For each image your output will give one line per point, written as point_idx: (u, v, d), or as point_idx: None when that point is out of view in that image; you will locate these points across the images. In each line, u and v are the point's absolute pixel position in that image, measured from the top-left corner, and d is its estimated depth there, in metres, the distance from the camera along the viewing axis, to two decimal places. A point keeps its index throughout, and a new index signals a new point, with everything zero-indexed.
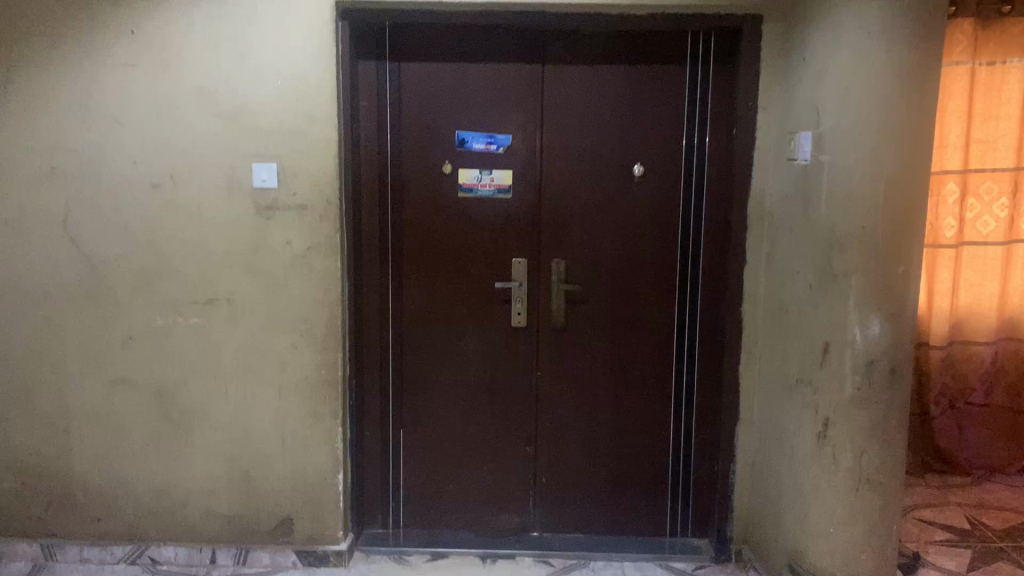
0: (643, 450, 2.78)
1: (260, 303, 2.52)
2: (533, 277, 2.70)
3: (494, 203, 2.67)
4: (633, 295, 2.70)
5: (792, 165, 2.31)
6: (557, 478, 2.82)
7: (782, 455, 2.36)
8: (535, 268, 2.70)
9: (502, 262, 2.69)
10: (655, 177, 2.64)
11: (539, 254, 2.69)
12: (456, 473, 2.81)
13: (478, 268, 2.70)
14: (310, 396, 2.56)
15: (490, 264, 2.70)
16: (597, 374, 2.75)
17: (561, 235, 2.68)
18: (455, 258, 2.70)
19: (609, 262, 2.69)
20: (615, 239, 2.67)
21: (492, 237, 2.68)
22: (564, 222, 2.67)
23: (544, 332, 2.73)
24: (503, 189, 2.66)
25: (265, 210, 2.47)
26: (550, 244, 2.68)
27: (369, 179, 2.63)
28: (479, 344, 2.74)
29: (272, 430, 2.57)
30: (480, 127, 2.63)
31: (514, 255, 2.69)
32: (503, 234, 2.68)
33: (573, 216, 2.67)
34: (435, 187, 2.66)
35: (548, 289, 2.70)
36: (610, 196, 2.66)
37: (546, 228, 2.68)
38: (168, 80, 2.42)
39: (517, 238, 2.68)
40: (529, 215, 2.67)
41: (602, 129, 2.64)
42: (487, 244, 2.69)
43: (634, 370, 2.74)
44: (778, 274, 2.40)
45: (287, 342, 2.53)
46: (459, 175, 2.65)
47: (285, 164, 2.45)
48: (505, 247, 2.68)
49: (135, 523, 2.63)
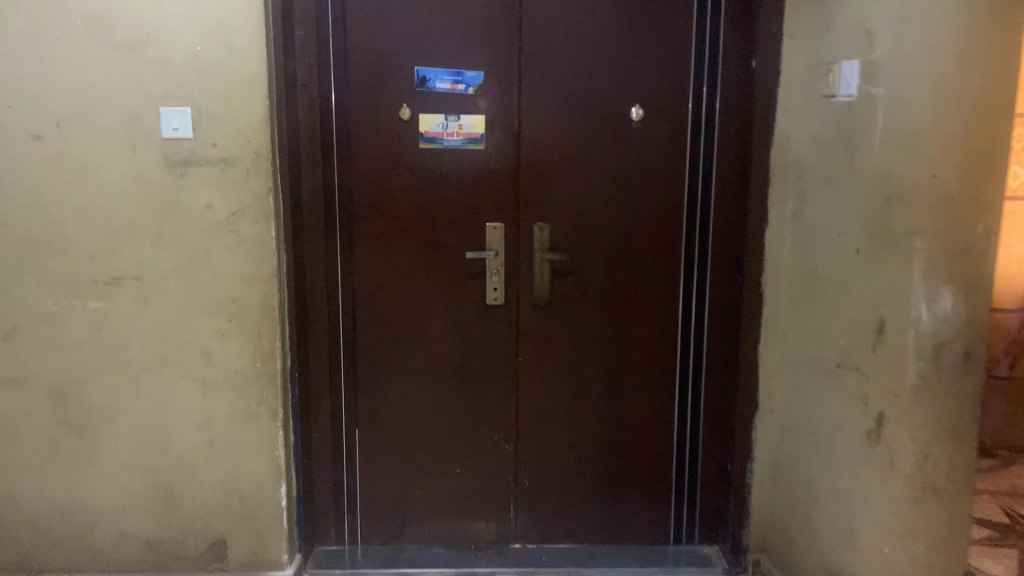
0: (643, 445, 2.38)
1: (177, 282, 2.04)
2: (511, 244, 2.26)
3: (464, 155, 2.22)
4: (630, 265, 2.28)
5: (830, 103, 1.89)
6: (541, 481, 2.40)
7: (818, 454, 1.97)
8: (513, 234, 2.25)
9: (473, 226, 2.25)
10: (657, 123, 2.22)
11: (518, 217, 2.25)
12: (423, 479, 2.37)
13: (446, 235, 2.25)
14: (242, 394, 2.09)
15: (460, 230, 2.25)
16: (588, 359, 2.33)
17: (543, 194, 2.24)
18: (418, 223, 2.24)
19: (601, 226, 2.26)
20: (608, 199, 2.25)
21: (461, 197, 2.23)
22: (547, 178, 2.23)
23: (525, 310, 2.30)
24: (473, 139, 2.21)
25: (178, 165, 1.99)
26: (530, 204, 2.24)
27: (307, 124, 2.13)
28: (446, 326, 2.30)
29: (197, 436, 2.11)
30: (445, 62, 2.17)
31: (488, 219, 2.25)
32: (473, 194, 2.23)
33: (557, 171, 2.23)
34: (391, 137, 2.20)
35: (529, 260, 2.27)
36: (602, 147, 2.22)
37: (525, 186, 2.23)
38: (50, 2, 1.91)
39: (490, 198, 2.24)
40: (505, 171, 2.22)
41: (592, 65, 2.19)
42: (456, 206, 2.24)
43: (632, 353, 2.33)
44: (810, 236, 2.00)
45: (212, 328, 2.06)
46: (420, 121, 2.19)
47: (201, 108, 1.97)
48: (477, 209, 2.24)
49: (32, 551, 2.16)
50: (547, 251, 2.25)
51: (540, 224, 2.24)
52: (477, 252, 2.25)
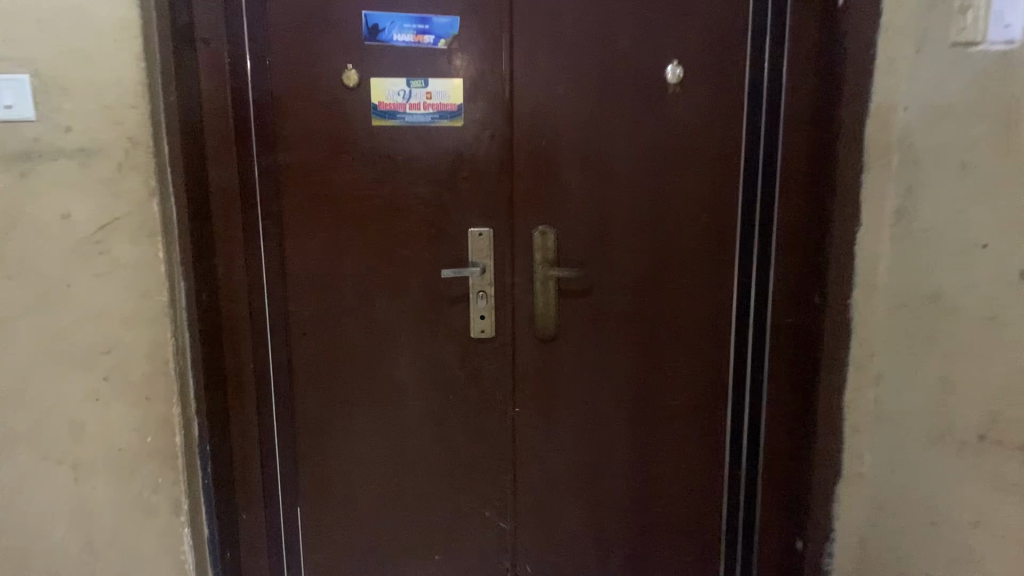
0: (680, 514, 1.82)
1: (23, 327, 1.40)
2: (502, 258, 1.67)
3: (436, 135, 1.61)
4: (662, 282, 1.70)
5: (966, 56, 1.30)
6: (547, 565, 1.82)
7: (943, 556, 1.40)
8: (505, 244, 1.66)
9: (450, 234, 1.65)
10: (697, 87, 1.63)
11: (511, 221, 1.66)
12: (390, 568, 1.79)
13: (413, 246, 1.66)
14: (129, 480, 1.50)
15: (432, 239, 1.65)
16: (605, 406, 1.76)
17: (542, 188, 1.64)
18: (375, 232, 1.65)
19: (622, 231, 1.67)
20: (631, 193, 1.66)
21: (434, 195, 1.63)
22: (549, 167, 1.64)
23: (522, 345, 1.71)
24: (447, 112, 1.60)
25: (16, 158, 1.34)
26: (526, 203, 1.65)
27: (212, 95, 1.51)
28: (417, 367, 1.71)
29: (68, 540, 1.49)
30: (405, 5, 1.55)
31: (470, 222, 1.65)
32: (449, 191, 1.63)
33: (562, 157, 1.63)
34: (333, 113, 1.59)
35: (525, 277, 1.68)
36: (623, 121, 1.63)
37: (519, 178, 1.64)
38: None
39: (473, 195, 1.64)
40: (493, 159, 1.62)
41: (612, 7, 1.58)
42: (425, 208, 1.64)
43: (665, 398, 1.76)
44: (929, 247, 1.41)
45: (81, 390, 1.45)
46: (372, 89, 1.58)
47: (47, 73, 1.33)
48: (455, 212, 1.64)
49: None
50: (549, 265, 1.66)
51: (540, 229, 1.65)
52: (456, 268, 1.64)
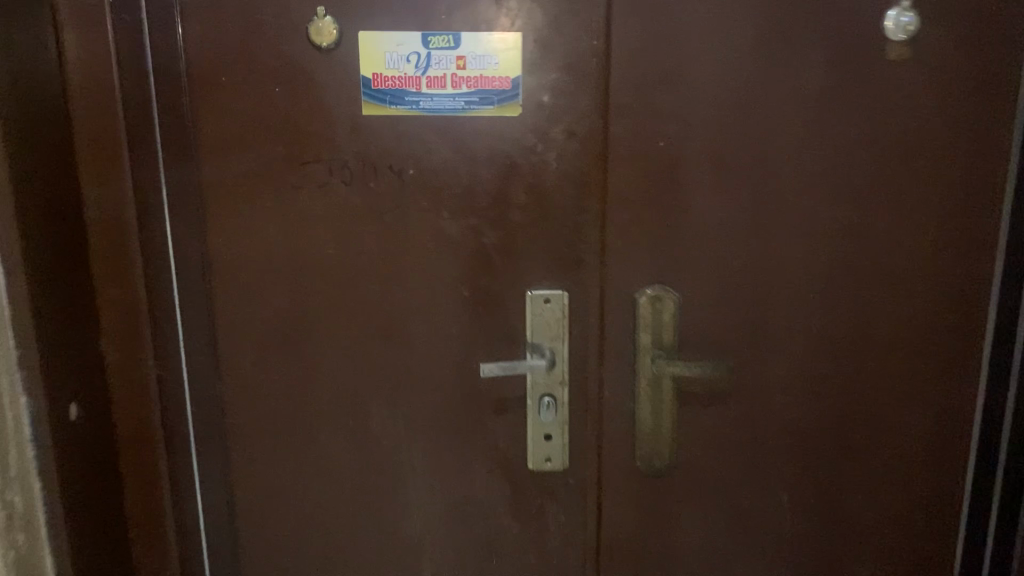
0: None
1: None
2: (581, 340, 0.99)
3: (471, 135, 0.92)
4: (854, 382, 1.01)
5: None
6: None
7: None
8: (587, 319, 0.98)
9: (494, 303, 0.98)
10: (939, 48, 0.92)
11: (600, 280, 0.97)
12: None
13: (433, 322, 0.98)
14: None
15: (464, 308, 0.98)
16: (743, 574, 1.08)
17: (655, 225, 0.95)
18: (369, 299, 0.97)
19: (789, 297, 0.98)
20: (807, 233, 0.96)
21: (471, 237, 0.96)
22: (669, 191, 0.94)
23: (612, 481, 1.03)
24: (494, 92, 0.91)
25: None
26: (626, 249, 0.96)
27: (77, 50, 0.83)
28: (441, 513, 1.04)
29: None
30: None
31: (533, 280, 0.97)
32: (495, 228, 0.96)
33: (691, 173, 0.94)
34: (294, 95, 0.91)
35: (622, 374, 0.99)
36: (805, 107, 0.93)
37: (615, 208, 0.95)
38: None
39: (534, 237, 0.96)
40: (571, 175, 0.94)
41: None
42: (452, 258, 0.97)
43: (847, 563, 1.07)
44: None
45: None
46: (361, 53, 0.90)
47: None
48: (503, 264, 0.97)
49: None
50: (663, 357, 0.97)
51: (648, 294, 0.96)
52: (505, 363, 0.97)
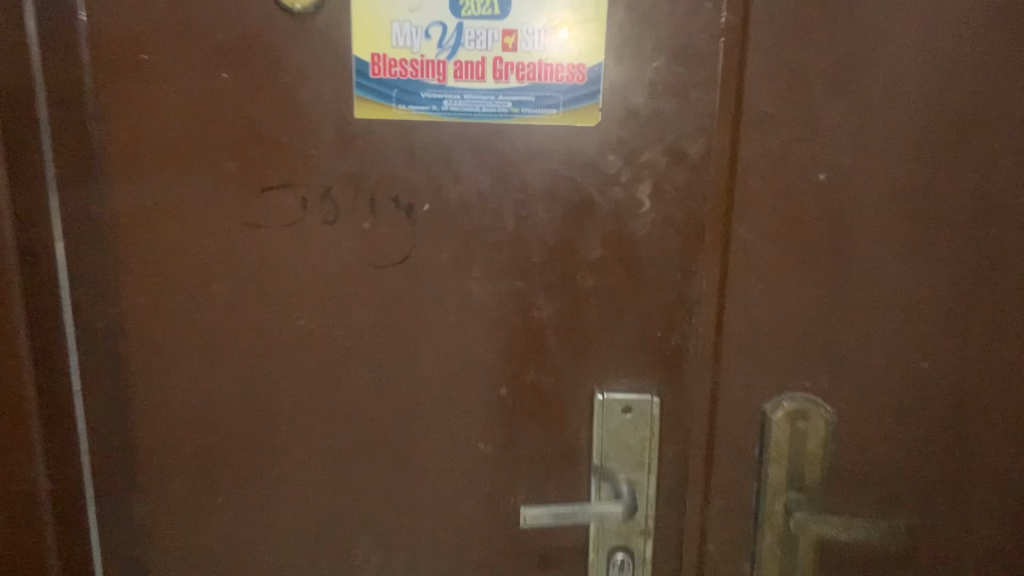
0: None
1: None
2: (675, 462, 0.65)
3: (519, 153, 0.60)
4: None
5: None
6: None
7: None
8: (686, 432, 0.65)
9: (546, 405, 0.65)
10: None
11: (709, 379, 0.63)
12: None
13: (455, 431, 0.65)
14: None
15: (501, 412, 0.65)
16: None
17: (800, 301, 0.61)
18: (358, 395, 0.64)
19: (997, 421, 0.63)
20: None
21: (515, 307, 0.63)
22: (828, 248, 0.60)
23: None
24: (559, 90, 0.58)
25: None
26: (754, 338, 0.62)
27: None
28: None
29: None
30: None
31: (607, 375, 0.64)
32: (552, 295, 0.63)
33: (864, 222, 0.60)
34: (251, 83, 0.58)
35: (735, 520, 0.66)
36: None
37: (740, 274, 0.61)
38: None
39: (610, 310, 0.63)
40: (671, 217, 0.61)
41: None
42: (485, 337, 0.64)
43: None
44: None
45: None
46: (354, 20, 0.57)
47: None
48: (561, 348, 0.64)
49: None
50: (802, 516, 0.63)
51: (788, 410, 0.63)
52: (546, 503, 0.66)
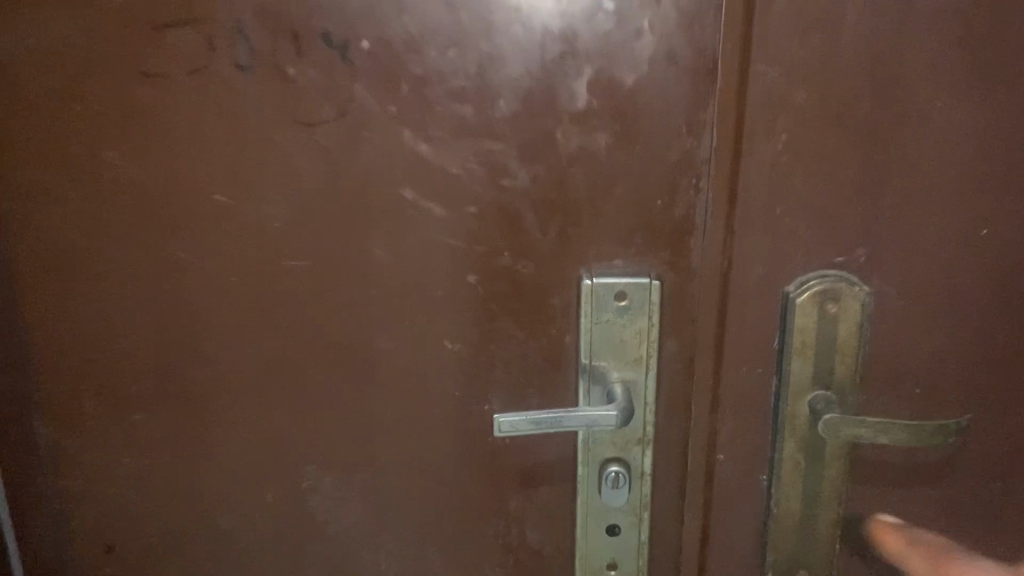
0: None
1: None
2: (680, 361, 0.54)
3: None
4: None
5: None
6: None
7: None
8: (693, 325, 0.54)
9: (524, 296, 0.53)
10: None
11: (721, 258, 0.52)
12: None
13: (415, 329, 0.54)
14: None
15: (468, 307, 0.54)
16: None
17: (830, 163, 0.50)
18: (294, 286, 0.53)
19: None
20: None
21: (483, 176, 0.51)
22: (869, 88, 0.48)
23: None
24: None
25: None
26: (774, 209, 0.51)
27: None
28: None
29: None
30: None
31: (596, 262, 0.52)
32: (527, 160, 0.50)
33: (917, 54, 0.47)
34: None
35: (747, 429, 0.55)
36: None
37: (759, 132, 0.49)
38: None
39: (601, 177, 0.51)
40: (676, 55, 0.48)
41: None
42: (446, 213, 0.51)
43: None
44: None
45: None
46: None
47: None
48: (539, 230, 0.52)
49: None
50: (838, 418, 0.52)
51: (815, 294, 0.52)
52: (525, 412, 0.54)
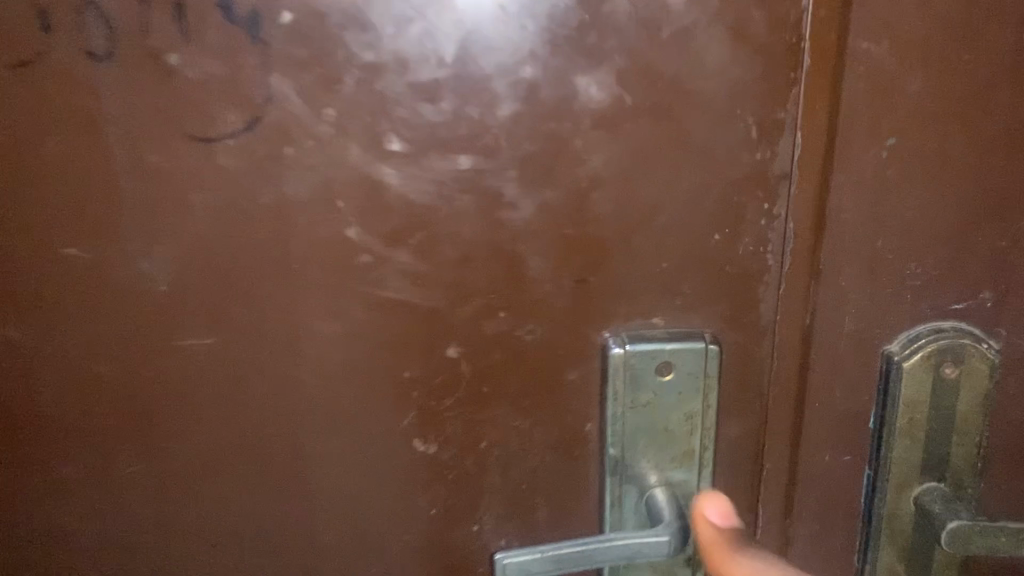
0: None
1: None
2: (741, 450, 0.40)
3: None
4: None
5: None
6: None
7: None
8: (758, 400, 0.39)
9: (528, 373, 0.38)
10: None
11: (799, 308, 0.37)
12: None
13: (373, 426, 0.38)
14: None
15: (447, 391, 0.38)
16: None
17: (951, 176, 0.36)
18: (192, 372, 0.36)
19: None
20: None
21: (469, 208, 0.35)
22: (1012, 69, 0.34)
23: None
24: None
25: None
26: (872, 242, 0.36)
27: None
28: None
29: None
30: None
31: (629, 320, 0.37)
32: (528, 183, 0.34)
33: None
34: None
35: (828, 530, 0.41)
36: None
37: (855, 135, 0.35)
38: None
39: (638, 204, 0.35)
40: (743, 27, 0.33)
41: None
42: (412, 262, 0.35)
43: None
44: None
45: None
46: None
47: None
48: (547, 281, 0.36)
49: None
50: (967, 524, 0.37)
51: (929, 355, 0.38)
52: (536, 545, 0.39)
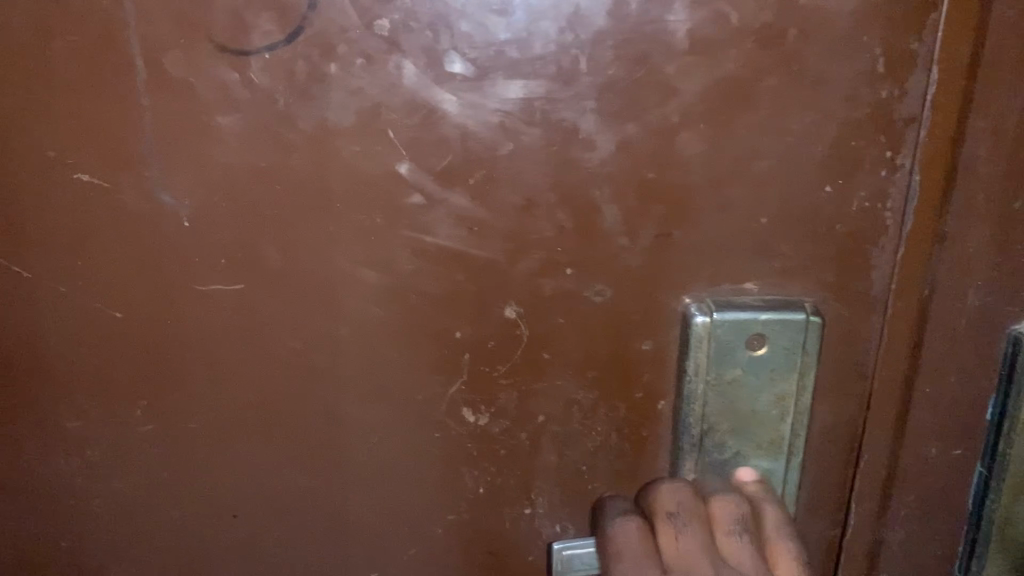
0: None
1: None
2: (835, 438, 0.35)
3: None
4: None
5: None
6: None
7: None
8: (859, 381, 0.34)
9: (595, 341, 0.33)
10: None
11: (914, 277, 0.32)
12: None
13: (416, 392, 0.34)
14: None
15: (502, 355, 0.33)
16: None
17: None
18: (218, 323, 0.32)
19: None
20: None
21: (538, 145, 0.30)
22: None
23: None
24: None
25: None
26: (1009, 200, 0.31)
27: None
28: None
29: None
30: None
31: (717, 284, 0.32)
32: (609, 116, 0.29)
33: None
34: None
35: (930, 532, 0.36)
36: None
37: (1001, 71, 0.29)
38: None
39: (736, 147, 0.30)
40: None
41: None
42: (469, 205, 0.31)
43: None
44: None
45: None
46: None
47: None
48: (625, 234, 0.31)
49: None
50: None
51: None
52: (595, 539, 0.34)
